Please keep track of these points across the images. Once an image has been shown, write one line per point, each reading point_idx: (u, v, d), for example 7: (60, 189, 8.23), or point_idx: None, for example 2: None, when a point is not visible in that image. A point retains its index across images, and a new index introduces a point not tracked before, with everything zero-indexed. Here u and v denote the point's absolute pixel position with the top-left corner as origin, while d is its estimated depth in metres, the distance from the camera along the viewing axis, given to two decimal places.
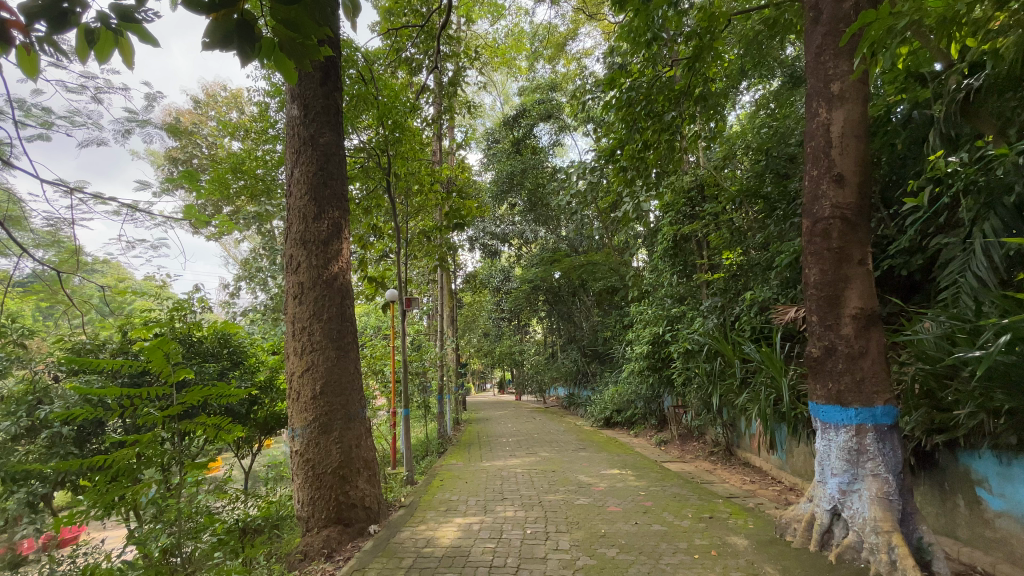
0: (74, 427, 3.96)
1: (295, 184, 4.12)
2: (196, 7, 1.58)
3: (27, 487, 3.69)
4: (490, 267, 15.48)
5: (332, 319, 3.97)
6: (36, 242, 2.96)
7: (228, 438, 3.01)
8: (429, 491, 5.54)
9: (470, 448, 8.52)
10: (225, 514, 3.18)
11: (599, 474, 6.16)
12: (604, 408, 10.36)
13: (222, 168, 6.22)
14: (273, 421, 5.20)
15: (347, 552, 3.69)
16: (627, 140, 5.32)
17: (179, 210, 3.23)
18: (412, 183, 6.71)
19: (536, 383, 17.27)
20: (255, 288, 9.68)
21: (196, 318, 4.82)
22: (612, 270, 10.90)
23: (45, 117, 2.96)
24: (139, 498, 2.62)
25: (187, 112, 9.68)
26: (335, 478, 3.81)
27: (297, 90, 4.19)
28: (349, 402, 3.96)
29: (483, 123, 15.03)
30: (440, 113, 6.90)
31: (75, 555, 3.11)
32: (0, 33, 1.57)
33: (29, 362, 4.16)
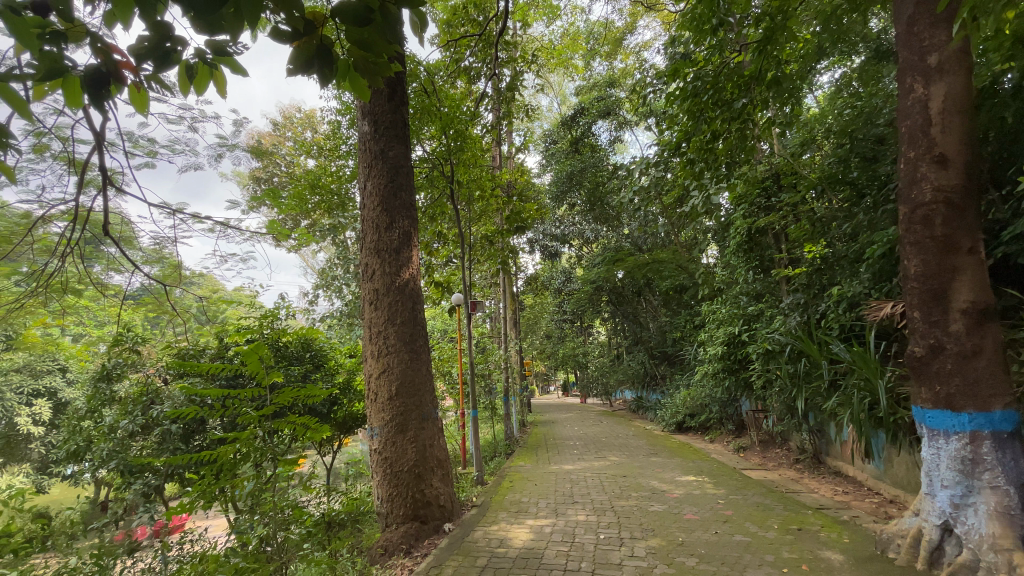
0: (181, 426, 4.39)
1: (367, 196, 4.32)
2: (280, 37, 1.69)
3: (143, 479, 4.22)
4: (551, 269, 15.45)
5: (405, 323, 4.12)
6: (144, 260, 3.28)
7: (315, 437, 3.20)
8: (500, 492, 5.60)
9: (538, 451, 8.53)
10: (313, 508, 3.36)
11: (673, 480, 5.94)
12: (676, 412, 10.00)
13: (302, 185, 6.68)
14: (351, 421, 5.47)
15: (424, 549, 3.81)
16: (693, 132, 5.12)
17: (264, 225, 3.48)
18: (475, 189, 6.83)
19: (601, 385, 17.03)
20: (331, 296, 10.27)
21: (282, 325, 5.19)
22: (679, 268, 10.52)
23: (150, 146, 3.30)
24: (237, 492, 2.82)
25: (267, 134, 10.46)
26: (411, 476, 3.94)
27: (368, 107, 4.39)
28: (423, 403, 4.09)
29: (541, 125, 15.01)
30: (498, 118, 6.97)
31: (184, 541, 3.42)
32: (115, 73, 1.76)
33: (142, 367, 4.64)
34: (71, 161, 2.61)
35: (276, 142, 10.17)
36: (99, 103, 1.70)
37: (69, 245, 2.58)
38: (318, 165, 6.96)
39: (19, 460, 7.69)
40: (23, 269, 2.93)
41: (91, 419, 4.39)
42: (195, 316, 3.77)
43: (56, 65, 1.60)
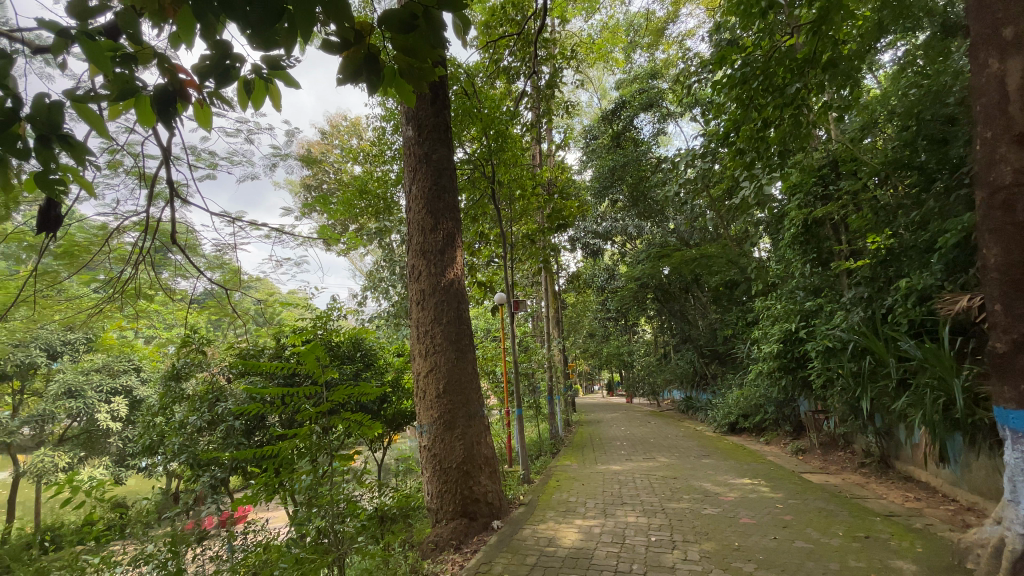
0: (243, 422, 4.63)
1: (413, 199, 4.41)
2: (331, 48, 1.76)
3: (210, 472, 4.50)
4: (594, 267, 15.27)
5: (451, 322, 4.19)
6: (207, 265, 3.49)
7: (368, 433, 3.30)
8: (547, 491, 5.59)
9: (585, 450, 8.47)
10: (366, 503, 3.48)
11: (726, 483, 5.74)
12: (728, 412, 9.65)
13: (350, 191, 6.91)
14: (401, 418, 5.62)
15: (473, 545, 3.87)
16: (744, 120, 4.96)
17: (316, 230, 3.63)
18: (516, 189, 6.83)
19: (648, 385, 16.67)
20: (379, 297, 10.58)
21: (334, 325, 5.39)
22: (729, 263, 10.16)
23: (212, 158, 3.51)
24: (295, 486, 2.94)
25: (316, 143, 10.90)
26: (460, 474, 4.00)
27: (412, 112, 4.49)
28: (470, 401, 4.14)
29: (580, 121, 14.86)
30: (538, 116, 6.96)
31: (249, 531, 3.62)
32: (180, 91, 1.88)
33: (208, 366, 4.95)
34: (141, 176, 2.80)
35: (324, 150, 10.57)
36: (167, 121, 1.82)
37: (142, 253, 2.78)
38: (364, 171, 7.17)
39: (101, 453, 8.35)
40: (103, 276, 3.17)
41: (164, 416, 4.71)
42: (254, 318, 3.97)
43: (128, 86, 1.72)
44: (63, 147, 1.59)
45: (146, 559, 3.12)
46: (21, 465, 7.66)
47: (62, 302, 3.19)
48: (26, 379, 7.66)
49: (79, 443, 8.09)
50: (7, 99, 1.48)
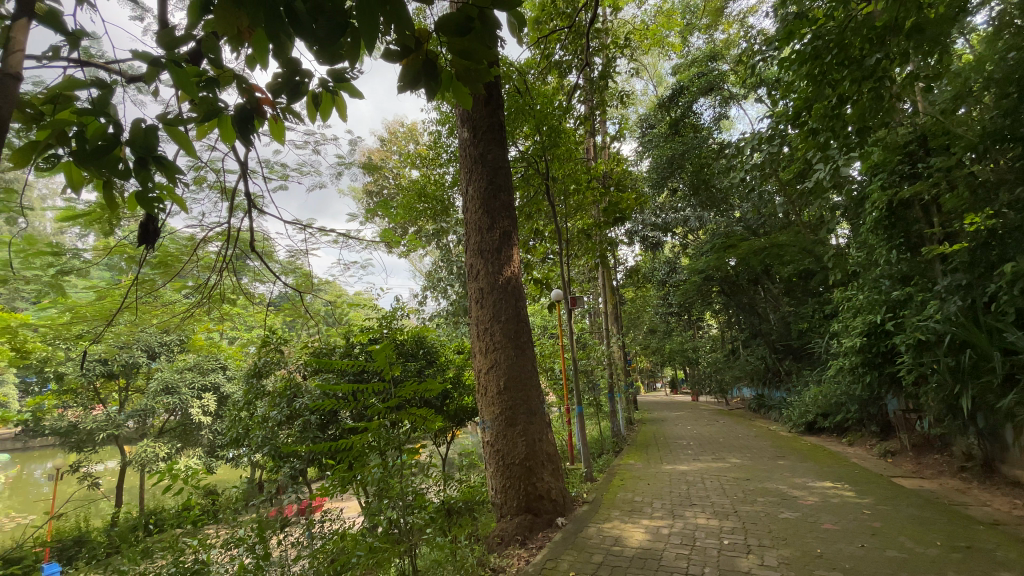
0: (318, 417, 4.92)
1: (469, 200, 4.48)
2: (392, 57, 1.81)
3: (290, 463, 4.82)
4: (654, 260, 14.84)
5: (509, 320, 4.22)
6: (283, 270, 3.73)
7: (433, 427, 3.39)
8: (611, 490, 5.51)
9: (649, 449, 8.26)
10: (435, 496, 3.59)
11: (805, 486, 5.39)
12: (805, 411, 9.06)
13: (410, 194, 7.13)
14: (463, 414, 5.74)
15: (538, 542, 3.89)
16: (816, 98, 4.70)
17: (379, 234, 3.77)
18: (570, 184, 6.76)
19: (714, 382, 15.97)
20: (438, 296, 10.87)
21: (398, 325, 5.59)
22: (802, 252, 9.52)
23: (284, 170, 3.74)
24: (368, 478, 3.08)
25: (376, 150, 11.35)
26: (523, 470, 4.02)
27: (466, 114, 4.56)
28: (530, 398, 4.16)
29: (635, 110, 14.46)
30: (591, 109, 6.85)
31: (325, 519, 3.84)
32: (256, 109, 2.02)
33: (286, 365, 5.30)
34: (222, 189, 3.03)
35: (383, 156, 10.95)
36: (246, 138, 1.96)
37: (225, 261, 3.00)
38: (422, 175, 7.38)
39: (195, 444, 9.15)
40: (193, 283, 3.48)
41: (248, 411, 5.08)
42: (325, 318, 4.20)
43: (213, 108, 1.86)
44: (159, 168, 1.75)
45: (237, 543, 3.39)
46: (128, 455, 8.52)
47: (159, 307, 3.52)
48: (130, 377, 8.53)
49: (176, 435, 8.90)
50: (111, 125, 1.64)
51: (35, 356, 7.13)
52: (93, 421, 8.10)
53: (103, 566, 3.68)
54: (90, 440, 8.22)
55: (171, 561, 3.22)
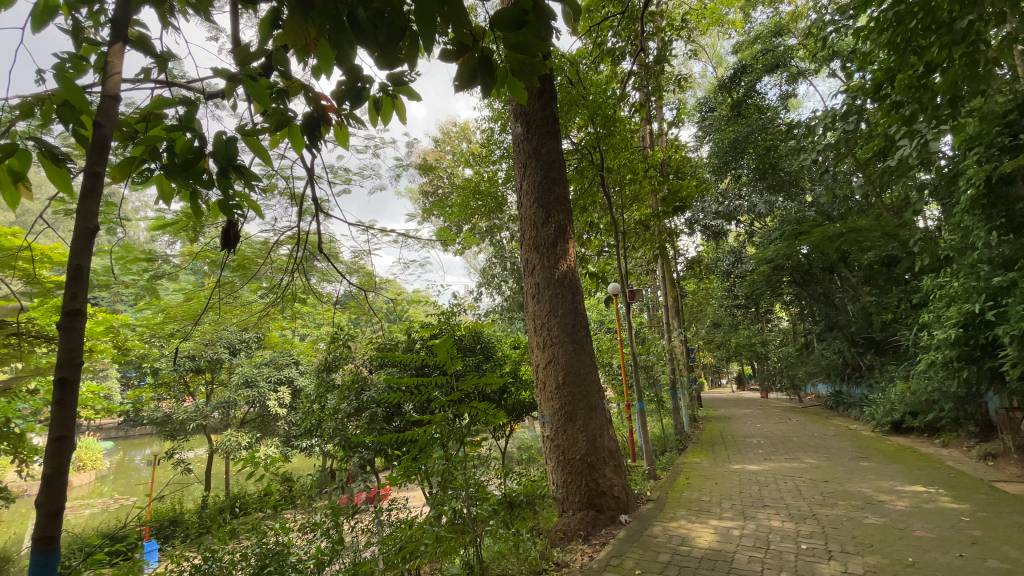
0: (383, 410, 5.12)
1: (524, 194, 4.48)
2: (448, 56, 1.80)
3: (359, 453, 5.06)
4: (716, 250, 14.20)
5: (567, 315, 4.19)
6: (348, 270, 3.89)
7: (495, 421, 3.41)
8: (676, 489, 5.36)
9: (714, 448, 7.94)
10: (498, 489, 3.63)
11: (892, 489, 4.99)
12: (891, 409, 8.36)
13: (465, 192, 7.23)
14: (521, 409, 5.77)
15: (602, 538, 3.83)
16: (899, 69, 4.31)
17: (436, 233, 3.85)
18: (627, 174, 6.59)
19: (785, 378, 15.07)
20: (492, 292, 10.96)
21: (456, 321, 5.72)
22: (885, 237, 8.76)
23: (346, 174, 3.89)
24: (435, 469, 3.18)
25: (430, 150, 11.63)
26: (584, 465, 3.97)
27: (519, 109, 4.56)
28: (590, 393, 4.11)
29: (693, 94, 13.86)
30: (647, 95, 6.65)
31: (392, 509, 3.99)
32: (321, 116, 2.10)
33: (353, 359, 5.56)
34: (293, 195, 3.20)
35: (437, 157, 11.17)
36: (314, 143, 2.05)
37: (296, 263, 3.18)
38: (475, 173, 7.46)
39: (272, 434, 9.79)
40: (267, 284, 3.70)
41: (320, 404, 5.38)
42: (388, 315, 4.36)
43: (283, 117, 1.96)
44: (239, 176, 1.87)
45: (315, 527, 3.62)
46: (215, 443, 9.27)
47: (239, 307, 3.78)
48: (215, 371, 9.26)
49: (255, 425, 9.56)
50: (197, 140, 1.76)
51: (135, 353, 7.89)
52: (185, 412, 8.87)
53: (199, 543, 4.04)
54: (182, 430, 9.01)
55: (255, 543, 3.46)
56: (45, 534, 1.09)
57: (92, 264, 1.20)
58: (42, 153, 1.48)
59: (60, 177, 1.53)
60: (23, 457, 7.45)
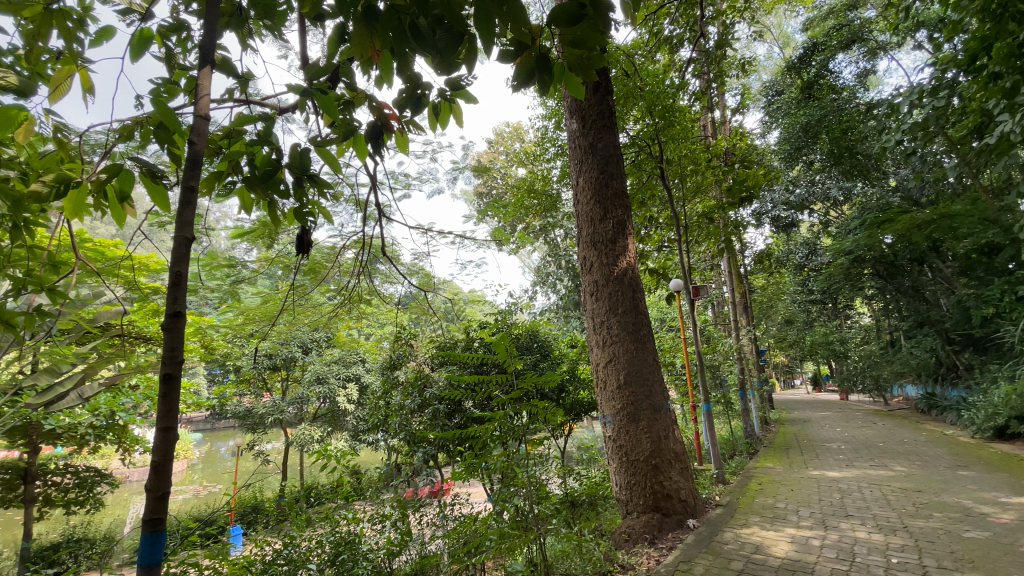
0: (445, 408, 5.24)
1: (580, 191, 4.43)
2: (506, 57, 1.78)
3: (423, 448, 5.23)
4: (787, 242, 13.35)
5: (627, 313, 4.10)
6: (409, 271, 4.02)
7: (555, 420, 3.38)
8: (747, 494, 5.11)
9: (788, 452, 7.49)
10: (559, 488, 3.61)
11: (996, 501, 4.49)
12: (994, 413, 7.53)
13: (520, 192, 7.26)
14: (580, 408, 5.72)
15: (668, 542, 3.72)
16: (1000, 34, 3.87)
17: (493, 233, 3.89)
18: (688, 166, 6.34)
19: (868, 378, 13.92)
20: (548, 291, 10.92)
21: (513, 320, 5.77)
22: (984, 222, 7.89)
23: (406, 179, 4.02)
24: (497, 466, 3.21)
25: (485, 152, 11.79)
26: (649, 468, 3.86)
27: (574, 106, 4.51)
28: (653, 394, 4.00)
29: (758, 78, 13.14)
30: (708, 82, 6.38)
31: (455, 504, 4.08)
32: (384, 124, 2.15)
33: (416, 358, 5.73)
34: (357, 202, 3.35)
35: (491, 158, 11.29)
36: (378, 151, 2.12)
37: (362, 265, 3.32)
38: (529, 172, 7.47)
39: (342, 428, 10.28)
40: (335, 286, 3.89)
41: (385, 400, 5.59)
42: (448, 315, 4.46)
43: (349, 127, 2.05)
44: (312, 185, 1.97)
45: (383, 518, 3.78)
46: (290, 436, 9.87)
47: (311, 308, 4.00)
48: (290, 369, 9.88)
49: (327, 420, 10.09)
50: (274, 153, 1.88)
51: (221, 352, 8.59)
52: (264, 406, 9.54)
53: (279, 529, 4.33)
54: (262, 423, 9.69)
55: (329, 531, 3.65)
56: (154, 516, 1.20)
57: (190, 271, 1.33)
58: (142, 171, 1.62)
59: (159, 193, 1.67)
60: (127, 446, 8.29)
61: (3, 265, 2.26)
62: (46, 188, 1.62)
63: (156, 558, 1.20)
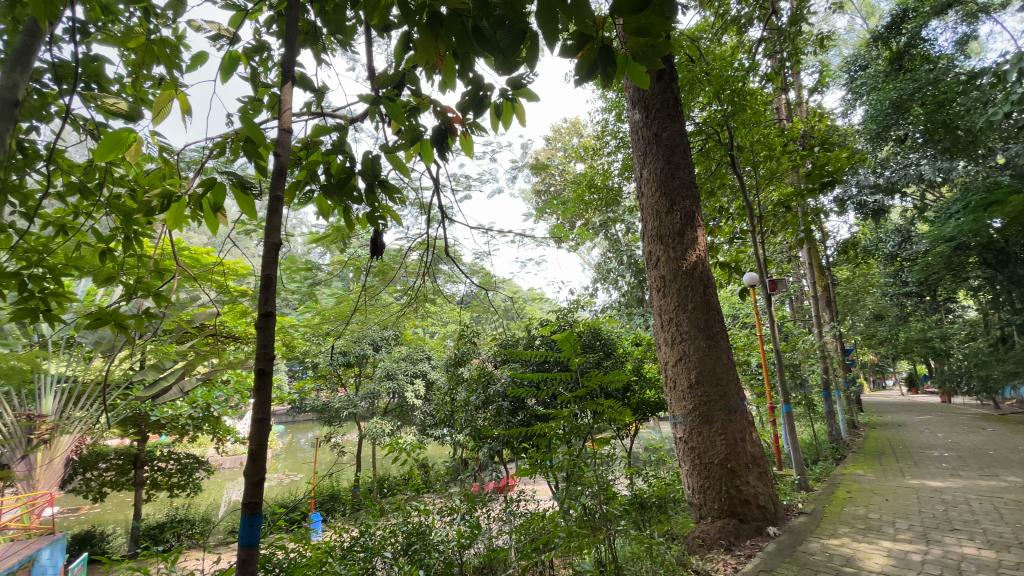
0: (509, 405, 5.29)
1: (645, 183, 4.30)
2: (566, 51, 1.71)
3: (488, 444, 5.31)
4: (875, 230, 12.26)
5: (698, 309, 3.93)
6: (472, 271, 4.08)
7: (623, 419, 3.29)
8: (834, 502, 4.75)
9: (881, 459, 6.87)
10: (627, 489, 3.53)
11: None
12: None
13: (580, 187, 7.17)
14: (646, 407, 5.57)
15: (747, 550, 3.52)
16: None
17: (553, 231, 3.86)
18: (760, 152, 5.99)
19: (976, 379, 12.47)
20: (609, 287, 10.70)
21: (576, 318, 5.71)
22: None
23: (468, 179, 4.08)
24: (562, 465, 3.19)
25: (543, 150, 11.78)
26: (724, 471, 3.69)
27: (637, 96, 4.40)
28: (728, 394, 3.82)
29: (838, 54, 12.15)
30: (780, 62, 5.99)
31: (520, 501, 4.12)
32: (447, 128, 2.17)
33: (480, 355, 5.82)
34: (422, 204, 3.44)
35: (550, 155, 11.26)
36: (443, 154, 2.16)
37: (427, 266, 3.41)
38: (589, 167, 7.37)
39: (411, 423, 10.65)
40: (403, 287, 4.04)
41: (452, 396, 5.74)
42: (510, 313, 4.50)
43: (415, 133, 2.10)
44: (384, 190, 2.04)
45: (452, 511, 3.89)
46: (363, 429, 10.36)
47: (381, 308, 4.18)
48: (362, 365, 10.39)
49: (397, 415, 10.47)
50: (349, 161, 1.97)
51: (300, 349, 9.20)
52: (339, 401, 10.10)
53: (354, 517, 4.57)
54: (337, 416, 10.25)
55: (402, 521, 3.81)
56: (252, 499, 1.30)
57: (279, 274, 1.41)
58: (233, 183, 1.74)
59: (248, 202, 1.79)
60: (221, 436, 9.07)
61: (116, 272, 2.51)
62: (153, 202, 1.78)
63: (254, 539, 1.29)
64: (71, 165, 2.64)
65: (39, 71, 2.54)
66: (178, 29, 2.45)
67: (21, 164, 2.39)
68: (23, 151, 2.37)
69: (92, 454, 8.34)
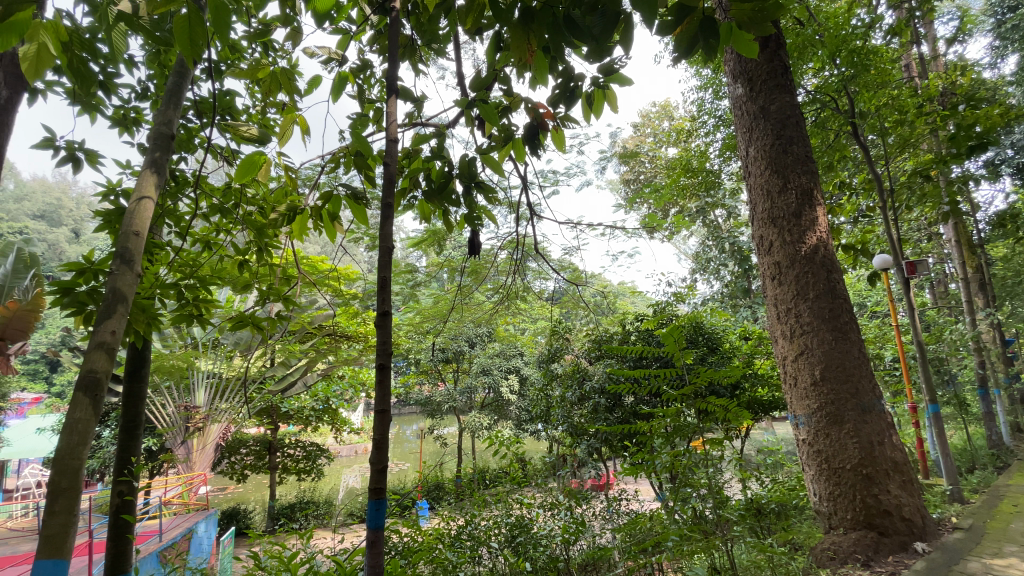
0: (607, 402, 5.19)
1: (753, 161, 3.97)
2: (662, 29, 1.52)
3: (587, 440, 5.26)
4: None
5: (821, 297, 3.56)
6: (566, 267, 4.05)
7: (735, 418, 3.05)
8: (999, 518, 4.07)
9: None
10: (742, 494, 3.27)
11: None
12: None
13: (674, 172, 6.81)
14: (758, 406, 5.16)
15: (890, 567, 3.10)
16: None
17: (649, 221, 3.70)
18: (889, 116, 5.26)
19: None
20: (709, 278, 10.07)
21: (674, 311, 5.45)
22: None
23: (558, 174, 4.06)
24: (669, 465, 3.04)
25: (631, 138, 11.38)
26: (858, 477, 3.30)
27: (738, 68, 4.08)
28: (860, 391, 3.41)
29: None
30: (909, 11, 5.23)
31: (624, 500, 4.01)
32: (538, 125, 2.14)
33: (575, 352, 5.77)
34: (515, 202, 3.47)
35: (639, 142, 10.84)
36: (537, 151, 2.13)
37: (523, 263, 3.44)
38: (684, 150, 6.97)
39: (507, 417, 10.89)
40: (497, 285, 4.11)
41: (548, 391, 5.77)
42: (604, 307, 4.40)
43: (509, 133, 2.11)
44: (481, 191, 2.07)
45: (554, 506, 3.90)
46: (463, 423, 10.78)
47: (478, 306, 4.30)
48: (459, 361, 10.81)
49: (493, 408, 10.78)
50: (448, 166, 2.02)
51: (404, 346, 9.80)
52: (440, 396, 10.61)
53: (459, 507, 4.76)
54: (439, 410, 10.77)
55: (505, 514, 3.88)
56: (378, 485, 1.39)
57: (392, 275, 1.49)
58: (348, 194, 1.87)
59: (360, 211, 1.91)
60: (338, 427, 9.94)
61: (251, 280, 2.82)
62: (280, 216, 1.96)
63: (379, 522, 1.37)
64: (211, 188, 3.01)
65: (185, 109, 2.95)
66: (292, 57, 2.69)
67: (175, 190, 2.77)
68: (176, 179, 2.75)
69: (236, 441, 9.51)
